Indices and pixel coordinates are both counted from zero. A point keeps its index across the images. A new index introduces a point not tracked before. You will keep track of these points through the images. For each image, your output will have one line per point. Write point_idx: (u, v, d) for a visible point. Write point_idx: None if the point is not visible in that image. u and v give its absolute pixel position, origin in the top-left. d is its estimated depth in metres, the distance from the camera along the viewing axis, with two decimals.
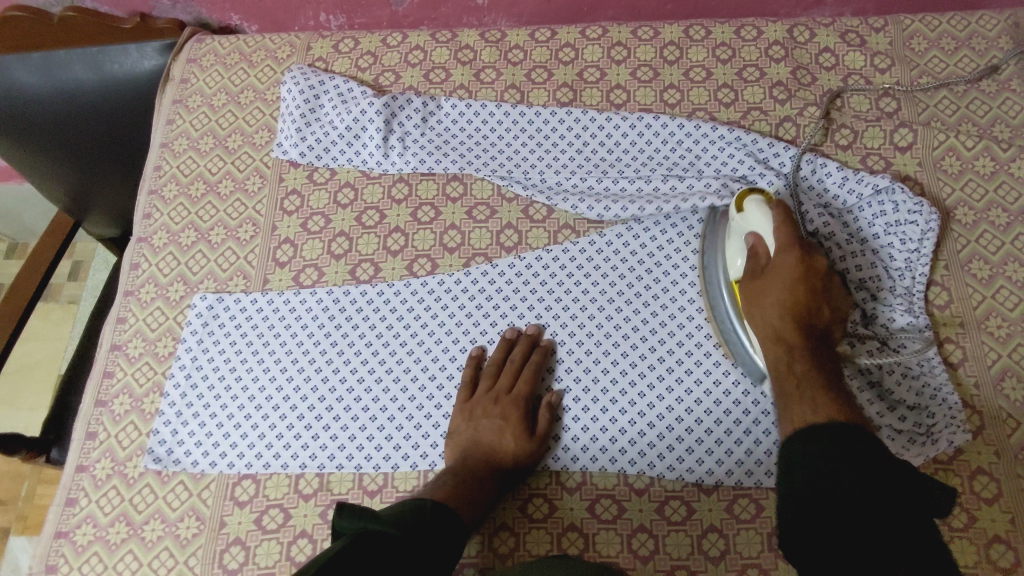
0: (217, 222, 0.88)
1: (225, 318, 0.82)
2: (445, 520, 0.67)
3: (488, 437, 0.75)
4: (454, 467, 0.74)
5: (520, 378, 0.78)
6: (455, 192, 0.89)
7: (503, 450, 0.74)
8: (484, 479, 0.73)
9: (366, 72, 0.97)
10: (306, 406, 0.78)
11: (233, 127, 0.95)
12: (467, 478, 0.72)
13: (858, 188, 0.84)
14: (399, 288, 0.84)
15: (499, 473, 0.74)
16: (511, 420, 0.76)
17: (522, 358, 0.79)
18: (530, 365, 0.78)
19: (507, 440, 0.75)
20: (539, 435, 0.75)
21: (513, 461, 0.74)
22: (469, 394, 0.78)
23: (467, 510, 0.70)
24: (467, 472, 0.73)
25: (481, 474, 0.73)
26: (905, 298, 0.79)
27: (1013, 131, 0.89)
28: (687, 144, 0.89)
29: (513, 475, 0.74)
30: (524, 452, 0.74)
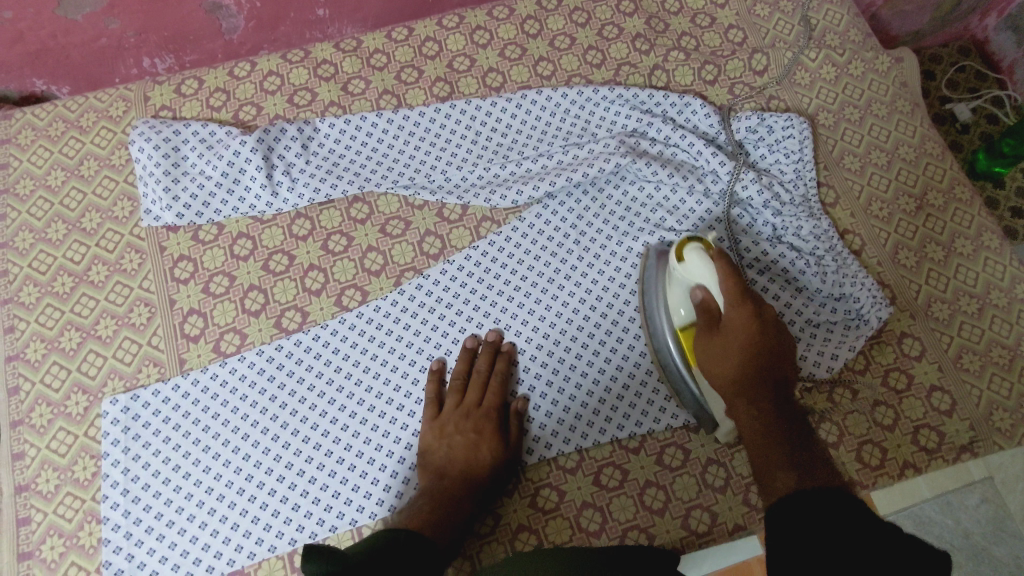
0: (101, 314, 0.77)
1: (146, 417, 0.73)
2: (421, 544, 0.64)
3: (463, 452, 0.72)
4: (426, 493, 0.70)
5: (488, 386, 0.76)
6: (361, 213, 0.84)
7: (476, 465, 0.72)
8: (460, 498, 0.70)
9: (222, 111, 0.89)
10: (275, 480, 0.72)
11: (84, 204, 0.82)
12: (441, 500, 0.69)
13: (737, 118, 0.90)
14: (335, 326, 0.78)
15: (476, 489, 0.71)
16: (483, 430, 0.73)
17: (487, 366, 0.77)
18: (495, 373, 0.77)
19: (481, 454, 0.72)
20: (512, 443, 0.74)
21: (489, 473, 0.72)
22: (437, 411, 0.75)
23: (440, 534, 0.67)
24: (440, 496, 0.70)
25: (455, 494, 0.70)
26: (804, 203, 0.86)
27: (841, 36, 0.99)
28: (574, 111, 0.91)
29: (490, 488, 0.72)
30: (500, 463, 0.72)
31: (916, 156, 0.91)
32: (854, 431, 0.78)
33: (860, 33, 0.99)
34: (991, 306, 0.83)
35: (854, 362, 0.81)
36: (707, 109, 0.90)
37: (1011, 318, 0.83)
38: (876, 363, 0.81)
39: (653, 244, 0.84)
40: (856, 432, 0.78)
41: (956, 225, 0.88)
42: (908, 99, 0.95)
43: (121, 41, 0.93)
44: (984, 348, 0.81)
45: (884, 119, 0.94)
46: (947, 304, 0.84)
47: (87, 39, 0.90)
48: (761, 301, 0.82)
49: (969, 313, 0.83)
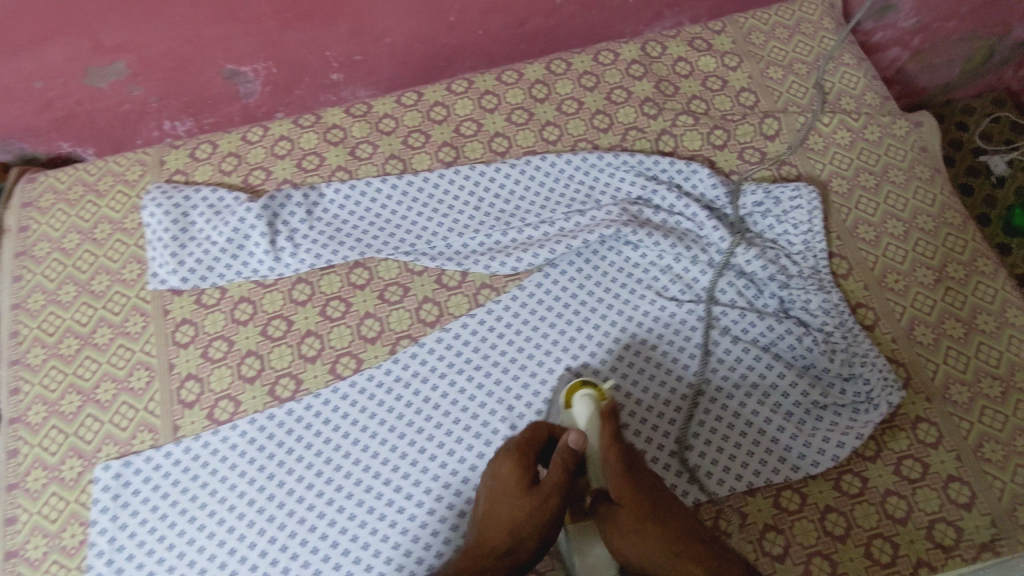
0: (102, 377, 0.79)
1: (137, 483, 0.73)
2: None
3: (495, 534, 0.67)
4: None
5: (512, 453, 0.69)
6: (360, 278, 0.84)
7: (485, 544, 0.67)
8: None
9: (232, 175, 0.91)
10: (258, 554, 0.71)
11: (96, 267, 0.85)
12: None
13: (744, 187, 0.89)
14: (328, 395, 0.78)
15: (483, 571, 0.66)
16: (500, 505, 0.68)
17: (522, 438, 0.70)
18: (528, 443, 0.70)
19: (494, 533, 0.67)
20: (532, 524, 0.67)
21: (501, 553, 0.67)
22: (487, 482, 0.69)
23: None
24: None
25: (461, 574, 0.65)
26: (813, 275, 0.84)
27: (857, 100, 0.96)
28: (578, 177, 0.91)
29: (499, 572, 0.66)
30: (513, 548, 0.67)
31: (935, 227, 0.88)
32: (863, 523, 0.73)
33: (878, 96, 0.96)
34: (1017, 390, 0.79)
35: (864, 447, 0.76)
36: (713, 177, 0.88)
37: None
38: (889, 449, 0.76)
39: (652, 315, 0.83)
40: (866, 524, 0.73)
41: (977, 300, 0.84)
42: (928, 166, 0.92)
43: (143, 107, 0.96)
44: (1009, 437, 0.76)
45: (902, 187, 0.90)
46: (967, 387, 0.79)
47: (111, 105, 0.94)
48: (765, 379, 0.79)
49: (992, 398, 0.78)
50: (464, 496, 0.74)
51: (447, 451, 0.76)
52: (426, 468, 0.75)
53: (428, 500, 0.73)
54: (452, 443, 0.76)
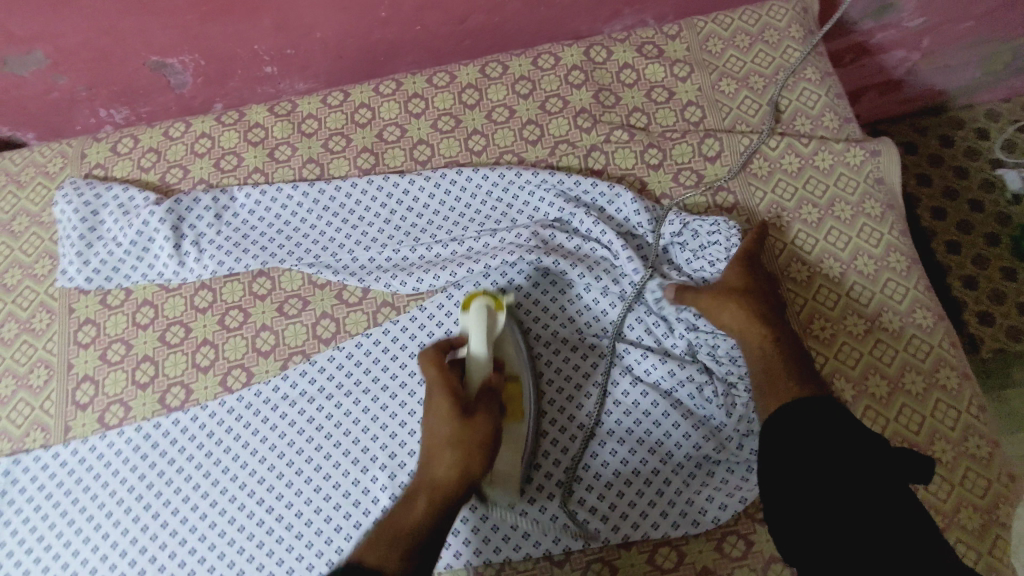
0: (5, 372, 0.81)
1: (24, 482, 0.76)
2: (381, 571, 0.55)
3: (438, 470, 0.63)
4: (382, 521, 0.62)
5: (439, 395, 0.66)
6: (262, 288, 0.83)
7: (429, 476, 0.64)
8: (417, 519, 0.61)
9: (150, 172, 0.90)
10: (129, 563, 0.73)
11: (11, 260, 0.86)
12: (396, 526, 0.60)
13: (667, 216, 0.82)
14: (214, 407, 0.78)
15: (436, 507, 0.62)
16: (437, 438, 0.65)
17: (435, 374, 0.67)
18: (446, 378, 0.67)
19: (439, 461, 0.64)
20: (479, 446, 0.64)
21: (450, 485, 0.63)
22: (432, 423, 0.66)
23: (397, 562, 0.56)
24: (394, 519, 0.61)
25: (413, 511, 0.61)
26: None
27: (813, 121, 0.88)
28: (495, 194, 0.86)
29: (453, 505, 0.63)
30: (464, 475, 0.63)
31: (875, 271, 0.81)
32: None
33: (837, 118, 0.88)
34: (932, 460, 0.75)
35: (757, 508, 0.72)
36: (637, 204, 0.82)
37: (951, 479, 0.74)
38: None
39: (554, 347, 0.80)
40: None
41: (908, 356, 0.78)
42: (880, 201, 0.84)
43: (72, 95, 0.96)
44: None
45: (847, 224, 0.83)
46: None
47: (39, 93, 0.94)
48: (660, 426, 0.76)
49: None
50: (333, 522, 0.73)
51: (323, 475, 0.75)
52: (300, 489, 0.75)
53: (297, 522, 0.73)
54: (329, 466, 0.75)
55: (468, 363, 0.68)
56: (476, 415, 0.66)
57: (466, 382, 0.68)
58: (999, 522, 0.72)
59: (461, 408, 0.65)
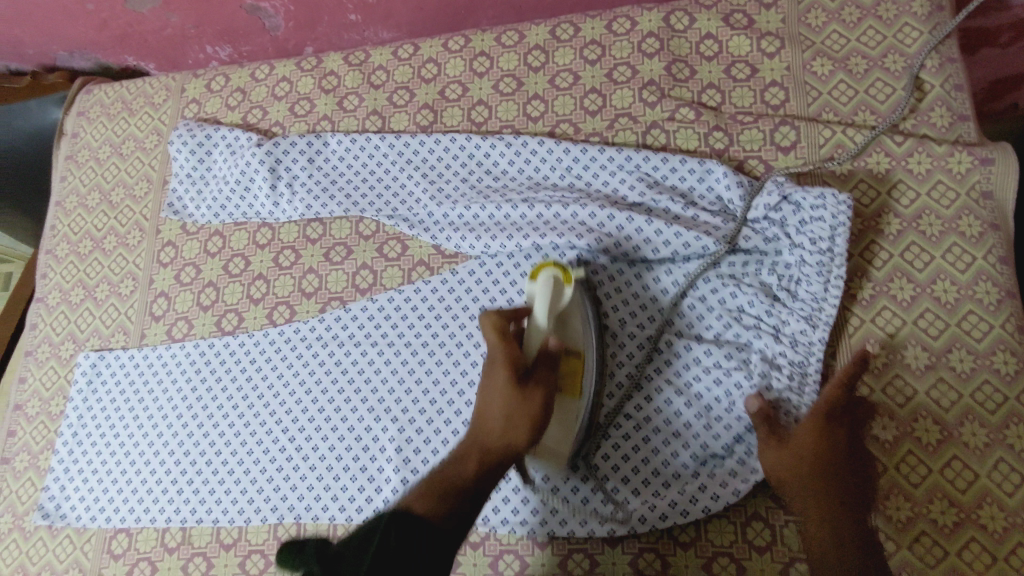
0: (103, 279, 0.94)
1: (106, 375, 0.88)
2: (415, 530, 0.54)
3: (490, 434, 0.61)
4: (431, 475, 0.61)
5: (499, 362, 0.63)
6: (315, 233, 0.89)
7: (481, 437, 0.62)
8: (466, 482, 0.59)
9: (235, 111, 0.96)
10: (173, 461, 0.83)
11: (117, 179, 0.98)
12: (444, 484, 0.59)
13: (764, 186, 0.75)
14: (259, 337, 0.85)
15: (484, 473, 0.60)
16: (493, 408, 0.62)
17: (496, 341, 0.63)
18: (506, 347, 0.63)
19: (490, 428, 0.62)
20: (531, 416, 0.61)
21: (501, 451, 0.61)
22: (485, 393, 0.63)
23: (441, 513, 0.56)
24: (443, 478, 0.60)
25: (462, 472, 0.60)
26: (811, 305, 0.71)
27: (918, 117, 0.76)
28: (573, 165, 0.82)
29: (499, 470, 0.61)
30: (514, 446, 0.61)
31: (955, 300, 0.70)
32: None
33: (949, 115, 0.76)
34: (974, 525, 0.64)
35: (756, 535, 0.68)
36: (728, 178, 0.76)
37: (996, 551, 0.63)
38: (784, 545, 0.67)
39: None
40: None
41: (974, 404, 0.67)
42: (982, 218, 0.72)
43: (183, 31, 1.04)
44: None
45: (932, 242, 0.72)
46: (911, 504, 0.66)
47: (155, 29, 1.03)
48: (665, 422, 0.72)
49: (938, 526, 0.65)
50: (343, 461, 0.78)
51: (341, 416, 0.80)
52: (320, 425, 0.80)
53: (313, 455, 0.79)
54: (348, 409, 0.80)
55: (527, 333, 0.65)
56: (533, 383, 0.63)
57: (524, 350, 0.65)
58: None
59: (518, 375, 0.62)
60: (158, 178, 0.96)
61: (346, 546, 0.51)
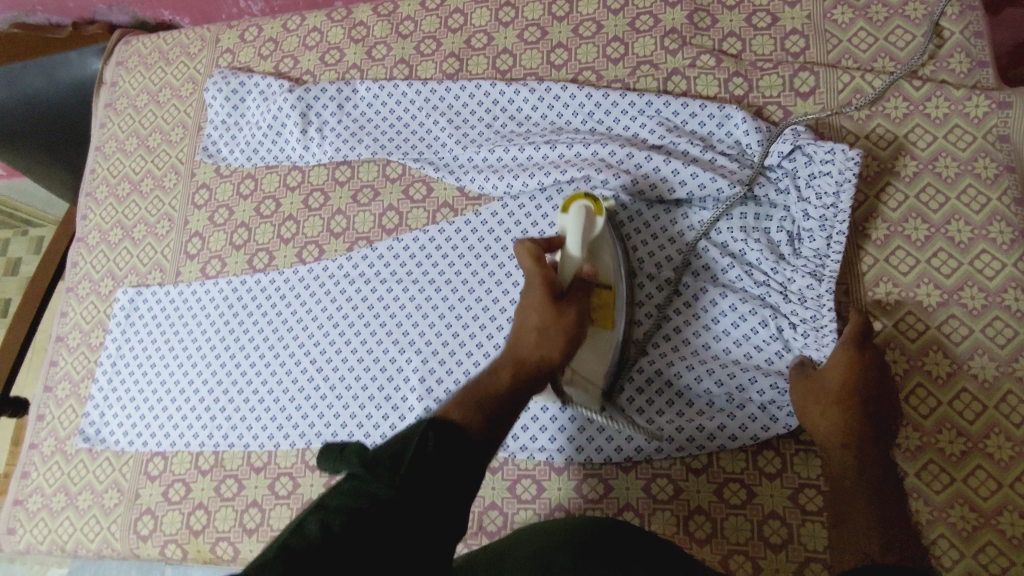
0: (140, 220, 0.98)
1: (143, 309, 0.93)
2: (460, 440, 0.49)
3: (527, 349, 0.62)
4: (468, 385, 0.58)
5: (536, 281, 0.64)
6: (343, 176, 0.92)
7: (518, 351, 0.62)
8: (502, 388, 0.58)
9: (268, 60, 1.00)
10: (206, 390, 0.87)
11: (154, 126, 1.02)
12: (482, 391, 0.57)
13: (781, 134, 0.76)
14: (289, 274, 0.89)
15: (521, 381, 0.60)
16: (529, 323, 0.64)
17: (533, 265, 0.64)
18: (543, 270, 0.64)
19: (526, 341, 0.63)
20: (566, 332, 0.64)
21: (536, 363, 0.62)
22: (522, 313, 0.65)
23: (480, 423, 0.53)
24: (479, 385, 0.58)
25: (499, 380, 0.59)
26: (815, 261, 0.72)
27: (937, 63, 0.78)
28: (595, 111, 0.84)
29: (534, 383, 0.61)
30: (549, 360, 0.62)
31: (969, 239, 0.71)
32: (730, 535, 0.70)
33: (968, 61, 0.77)
34: (981, 454, 0.66)
35: (767, 463, 0.71)
36: (748, 123, 0.78)
37: (1002, 478, 0.65)
38: (794, 472, 0.70)
39: None
40: (732, 537, 0.70)
41: (984, 338, 0.69)
42: (998, 160, 0.73)
43: None
44: (944, 502, 0.65)
45: (947, 184, 0.74)
46: (919, 434, 0.67)
47: None
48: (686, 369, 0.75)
49: (946, 454, 0.66)
50: (368, 390, 0.82)
51: (367, 349, 0.84)
52: (346, 357, 0.84)
53: (339, 384, 0.83)
54: (373, 342, 0.84)
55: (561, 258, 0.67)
56: (568, 303, 0.65)
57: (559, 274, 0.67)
58: None
59: (554, 293, 0.64)
60: (193, 124, 1.00)
61: (389, 448, 0.46)
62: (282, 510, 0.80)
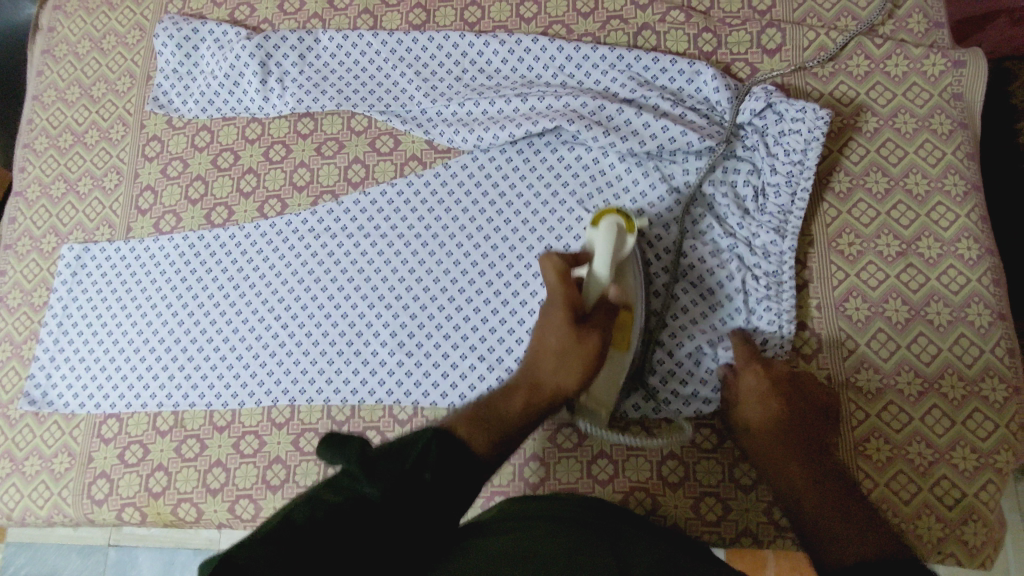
0: (84, 173, 0.92)
1: (91, 266, 0.88)
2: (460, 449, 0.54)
3: (548, 374, 0.63)
4: (484, 400, 0.62)
5: (559, 303, 0.63)
6: (305, 128, 0.89)
7: (536, 374, 0.63)
8: (513, 412, 0.61)
9: (222, 7, 0.95)
10: (164, 348, 0.83)
11: (98, 75, 0.96)
12: (496, 410, 0.61)
13: (751, 92, 0.77)
14: (250, 229, 0.85)
15: (535, 406, 0.63)
16: (549, 345, 0.64)
17: (557, 282, 0.63)
18: (567, 289, 0.63)
19: (546, 366, 0.63)
20: (586, 361, 0.63)
21: (552, 389, 0.63)
22: (544, 342, 0.64)
23: (486, 443, 0.57)
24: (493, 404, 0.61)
25: (513, 402, 0.62)
26: (778, 217, 0.74)
27: (896, 23, 0.80)
28: (566, 65, 0.83)
29: (548, 408, 0.64)
30: (564, 389, 0.63)
31: (926, 192, 0.74)
32: (702, 478, 0.72)
33: (925, 22, 0.80)
34: (936, 394, 0.69)
35: None
36: (717, 81, 0.78)
37: (955, 417, 0.68)
38: None
39: (568, 225, 0.79)
40: (704, 480, 0.72)
41: (939, 286, 0.72)
42: (953, 117, 0.76)
43: None
44: (903, 440, 0.69)
45: (905, 139, 0.76)
46: (879, 377, 0.71)
47: None
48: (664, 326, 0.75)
49: (904, 395, 0.70)
50: (336, 346, 0.80)
51: (334, 302, 0.81)
52: (312, 312, 0.82)
53: (307, 340, 0.81)
54: (341, 296, 0.82)
55: (588, 280, 0.65)
56: (591, 329, 0.63)
57: (583, 294, 0.65)
58: (995, 469, 0.67)
59: (576, 317, 0.63)
60: (141, 73, 0.94)
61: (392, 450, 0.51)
62: (249, 468, 0.78)
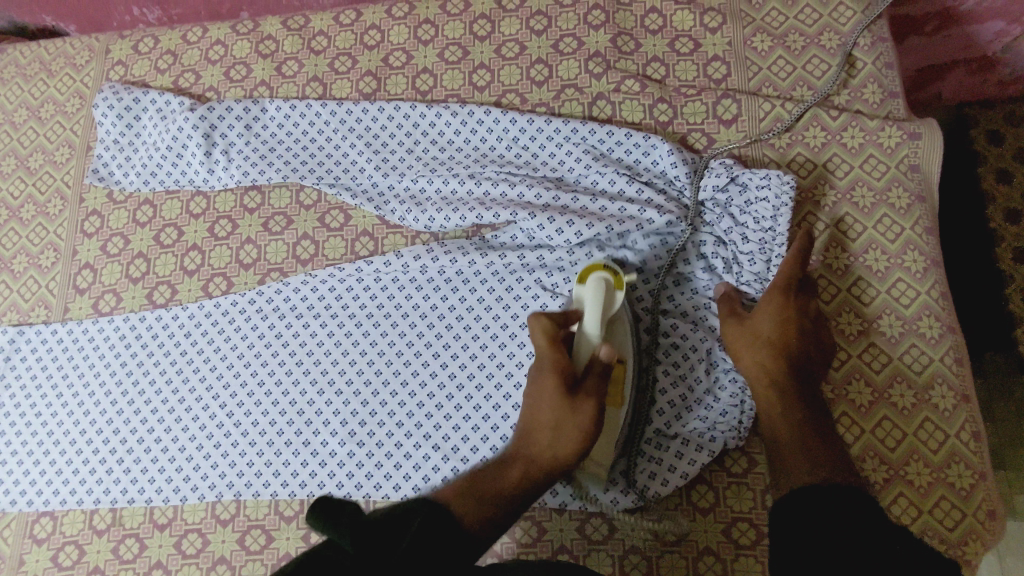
0: (20, 250, 0.88)
1: (25, 350, 0.83)
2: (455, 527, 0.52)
3: (544, 442, 0.60)
4: (474, 477, 0.59)
5: (548, 367, 0.61)
6: (253, 202, 0.85)
7: (530, 448, 0.60)
8: (508, 487, 0.58)
9: (166, 74, 0.91)
10: (102, 440, 0.79)
11: (35, 145, 0.92)
12: (488, 487, 0.58)
13: (710, 167, 0.76)
14: (193, 310, 0.81)
15: (528, 483, 0.59)
16: (542, 418, 0.60)
17: (546, 345, 0.62)
18: (555, 351, 0.61)
19: (539, 438, 0.60)
20: (583, 431, 0.59)
21: (548, 462, 0.60)
22: (536, 409, 0.61)
23: (477, 518, 0.55)
24: (488, 479, 0.58)
25: (507, 479, 0.58)
26: (756, 285, 0.72)
27: (851, 92, 0.79)
28: (519, 136, 0.81)
29: (545, 482, 0.60)
30: (559, 464, 0.60)
31: (886, 268, 0.73)
32: (665, 574, 0.69)
33: (880, 91, 0.78)
34: (901, 481, 0.67)
35: (700, 497, 0.70)
36: (673, 155, 0.76)
37: (921, 505, 0.66)
38: (726, 505, 0.70)
39: (525, 304, 0.76)
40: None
41: (901, 366, 0.70)
42: (910, 190, 0.75)
43: None
44: None
45: (864, 212, 0.75)
46: None
47: None
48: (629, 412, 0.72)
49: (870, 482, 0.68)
50: (284, 436, 0.76)
51: (282, 389, 0.78)
52: (259, 400, 0.78)
53: (253, 430, 0.77)
54: (289, 382, 0.78)
55: (577, 339, 0.64)
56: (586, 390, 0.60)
57: (573, 355, 0.64)
58: (964, 561, 0.65)
59: (567, 383, 0.60)
60: (81, 143, 0.91)
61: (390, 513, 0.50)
62: (191, 571, 0.74)
